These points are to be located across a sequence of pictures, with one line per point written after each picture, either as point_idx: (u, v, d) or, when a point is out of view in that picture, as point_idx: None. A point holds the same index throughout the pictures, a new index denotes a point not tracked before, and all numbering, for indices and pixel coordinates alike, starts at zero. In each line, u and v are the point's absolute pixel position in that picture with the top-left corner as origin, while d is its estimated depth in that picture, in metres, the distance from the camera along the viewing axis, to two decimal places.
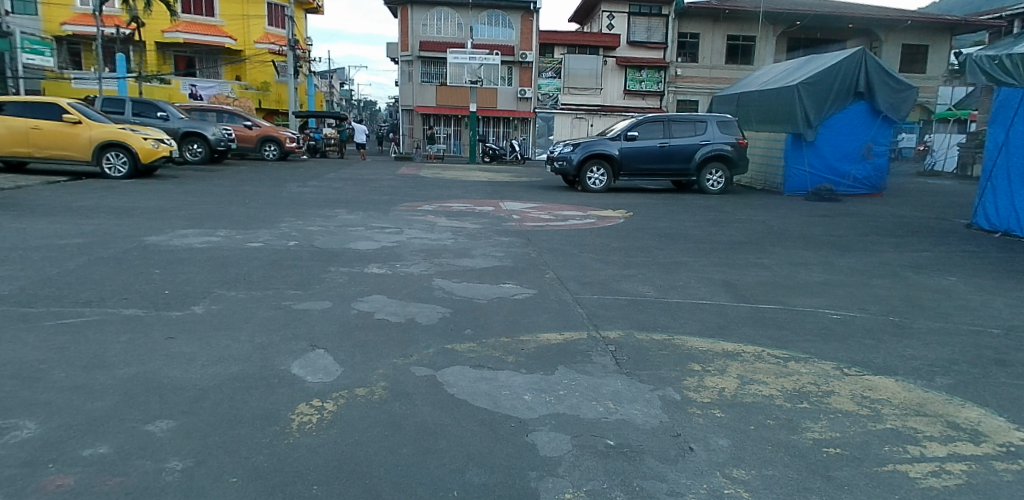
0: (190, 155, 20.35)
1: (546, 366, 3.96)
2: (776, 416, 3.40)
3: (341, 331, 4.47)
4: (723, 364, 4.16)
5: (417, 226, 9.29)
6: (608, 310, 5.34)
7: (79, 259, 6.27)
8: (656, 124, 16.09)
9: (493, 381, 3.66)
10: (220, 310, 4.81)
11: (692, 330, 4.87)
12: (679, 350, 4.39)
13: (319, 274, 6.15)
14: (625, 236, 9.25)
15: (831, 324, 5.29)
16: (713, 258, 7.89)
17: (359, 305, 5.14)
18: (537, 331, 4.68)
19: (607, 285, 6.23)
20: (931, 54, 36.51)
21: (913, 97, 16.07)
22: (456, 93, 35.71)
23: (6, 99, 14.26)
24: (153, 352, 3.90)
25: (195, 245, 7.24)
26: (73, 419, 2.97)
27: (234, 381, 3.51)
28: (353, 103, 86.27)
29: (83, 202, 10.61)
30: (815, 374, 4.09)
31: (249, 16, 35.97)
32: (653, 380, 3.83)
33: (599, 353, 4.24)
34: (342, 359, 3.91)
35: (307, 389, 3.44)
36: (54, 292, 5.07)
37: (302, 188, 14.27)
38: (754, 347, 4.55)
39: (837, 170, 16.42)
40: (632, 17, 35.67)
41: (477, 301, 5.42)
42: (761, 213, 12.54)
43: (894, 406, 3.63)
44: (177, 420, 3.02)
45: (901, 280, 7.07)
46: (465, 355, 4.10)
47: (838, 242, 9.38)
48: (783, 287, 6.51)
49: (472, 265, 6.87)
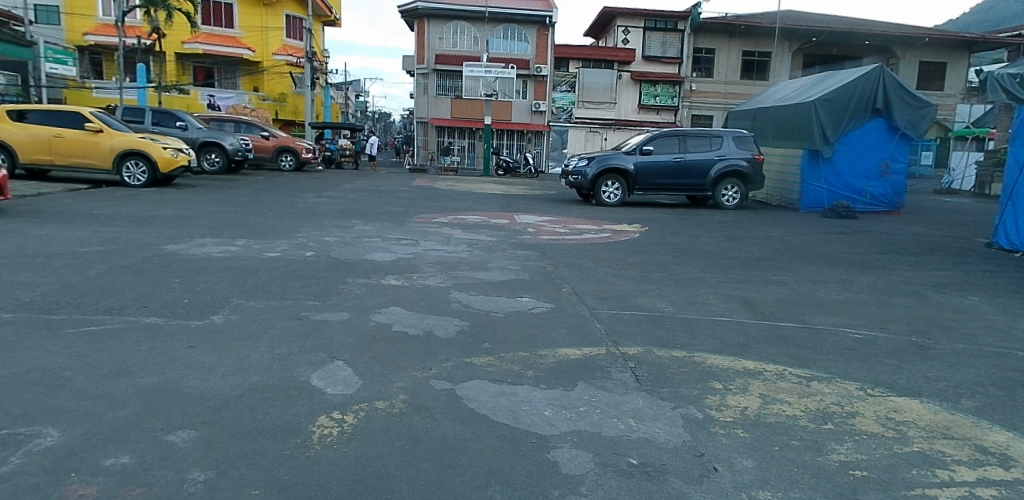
0: (208, 165, 20.60)
1: (566, 381, 3.93)
2: (801, 438, 3.34)
3: (360, 343, 4.46)
4: (744, 383, 4.11)
5: (433, 239, 9.31)
6: (626, 325, 5.30)
7: (100, 266, 6.34)
8: (671, 139, 16.08)
9: (512, 396, 3.64)
10: (239, 320, 4.83)
11: (711, 348, 4.81)
12: (699, 367, 4.34)
13: (337, 285, 6.16)
14: (640, 251, 9.22)
15: (854, 343, 5.21)
16: (730, 274, 7.83)
17: (378, 317, 5.14)
18: (555, 346, 4.65)
19: (624, 299, 6.22)
20: (949, 71, 36.32)
21: (933, 114, 15.82)
22: (472, 106, 36.00)
23: (29, 107, 14.49)
24: (174, 361, 3.91)
25: (213, 254, 7.31)
26: (95, 428, 2.98)
27: (255, 392, 3.51)
28: (368, 115, 87.16)
29: (104, 210, 10.78)
30: (837, 394, 4.03)
31: (268, 28, 36.63)
32: (675, 397, 3.79)
33: (618, 369, 4.21)
34: (362, 372, 3.89)
35: (327, 400, 3.44)
36: (75, 299, 5.12)
37: (319, 199, 14.38)
38: (775, 366, 4.48)
39: (854, 187, 16.31)
40: (648, 32, 35.89)
41: (495, 315, 5.41)
42: (776, 230, 12.47)
43: (919, 429, 3.56)
44: (198, 430, 3.02)
45: (922, 300, 6.97)
46: (484, 369, 4.07)
47: (857, 260, 9.31)
48: (802, 304, 6.44)
49: (489, 278, 6.87)
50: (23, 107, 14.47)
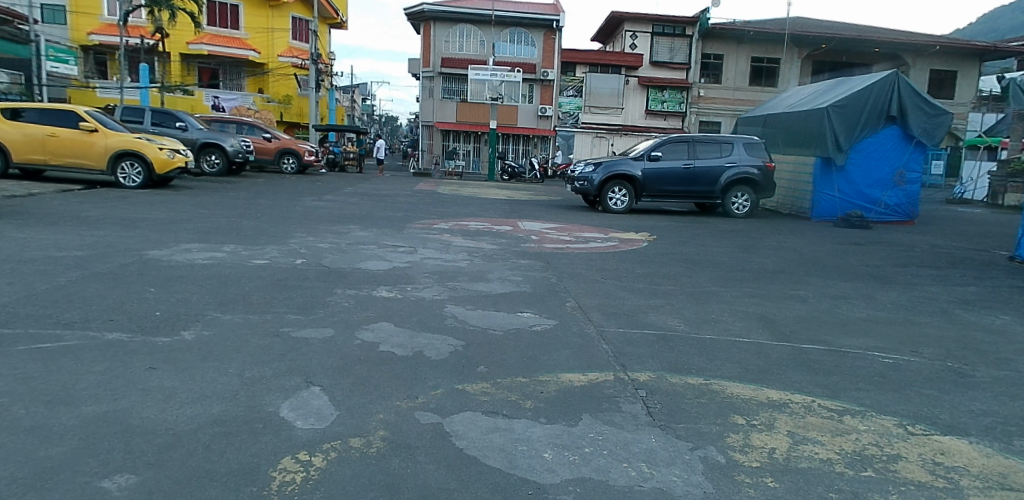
0: (208, 167, 20.28)
1: (569, 414, 3.49)
2: (840, 489, 2.88)
3: (341, 366, 4.02)
4: (770, 417, 3.67)
5: (432, 246, 8.89)
6: (636, 347, 4.83)
7: (71, 274, 5.92)
8: (680, 145, 15.63)
9: (508, 433, 3.19)
10: (211, 337, 4.40)
11: (730, 373, 4.36)
12: (718, 398, 3.88)
13: (324, 296, 5.74)
14: (647, 261, 8.76)
15: (885, 369, 4.72)
16: (744, 288, 7.37)
17: (364, 334, 4.71)
18: (558, 370, 4.20)
19: (633, 316, 5.77)
20: (960, 79, 35.80)
21: (950, 122, 15.29)
22: (478, 110, 35.59)
23: (25, 106, 14.16)
24: (129, 385, 3.49)
25: (197, 261, 6.90)
26: (17, 472, 2.55)
27: (214, 426, 3.08)
28: (374, 119, 87.02)
29: (93, 212, 10.38)
30: (874, 432, 3.57)
31: (273, 30, 36.39)
32: (692, 435, 3.33)
33: (628, 400, 3.76)
34: (338, 401, 3.47)
35: (295, 437, 3.01)
36: (37, 311, 4.70)
37: (317, 203, 13.99)
38: (802, 397, 4.02)
39: (867, 196, 15.78)
40: (655, 37, 35.50)
41: (493, 332, 4.96)
42: (790, 240, 12.01)
43: (973, 477, 3.09)
44: (139, 474, 2.60)
45: (952, 319, 6.48)
46: (478, 398, 3.63)
47: (876, 274, 8.83)
48: (825, 324, 5.95)
49: (488, 290, 6.42)
50: (18, 105, 14.15)
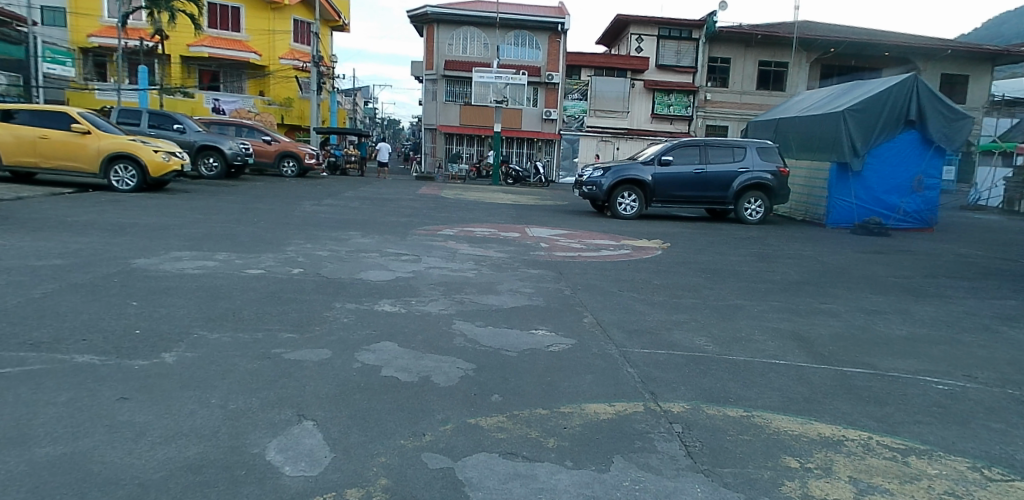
0: (206, 170, 19.82)
1: (598, 456, 3.03)
2: None
3: (339, 395, 3.57)
4: (826, 459, 3.20)
5: (437, 254, 8.44)
6: (664, 371, 4.39)
7: (48, 286, 5.49)
8: (691, 149, 15.17)
9: (530, 482, 2.74)
10: (195, 359, 3.96)
11: (772, 404, 3.90)
12: (764, 435, 3.43)
13: (322, 312, 5.28)
14: (664, 271, 8.31)
15: (941, 398, 4.25)
16: (771, 301, 6.90)
17: (365, 356, 4.26)
18: (581, 400, 3.75)
19: (656, 334, 5.31)
20: (972, 83, 35.34)
21: (971, 126, 14.81)
22: (480, 113, 35.26)
23: (16, 107, 13.81)
24: (94, 421, 3.05)
25: (187, 270, 6.46)
26: None
27: (188, 473, 2.64)
28: (375, 122, 86.44)
29: (81, 216, 9.95)
30: (949, 477, 3.09)
31: (274, 32, 36.05)
32: (743, 484, 2.87)
33: (663, 437, 3.31)
34: (334, 439, 3.03)
35: (282, 486, 2.56)
36: (3, 329, 4.27)
37: (317, 208, 13.55)
38: (857, 432, 3.57)
39: (885, 202, 15.34)
40: (662, 40, 35.07)
41: (507, 354, 4.51)
42: (809, 248, 11.54)
43: None
44: None
45: (999, 337, 6.00)
46: (493, 435, 3.19)
47: (908, 286, 8.35)
48: (864, 343, 5.50)
49: (498, 305, 5.96)
50: (10, 107, 13.79)
